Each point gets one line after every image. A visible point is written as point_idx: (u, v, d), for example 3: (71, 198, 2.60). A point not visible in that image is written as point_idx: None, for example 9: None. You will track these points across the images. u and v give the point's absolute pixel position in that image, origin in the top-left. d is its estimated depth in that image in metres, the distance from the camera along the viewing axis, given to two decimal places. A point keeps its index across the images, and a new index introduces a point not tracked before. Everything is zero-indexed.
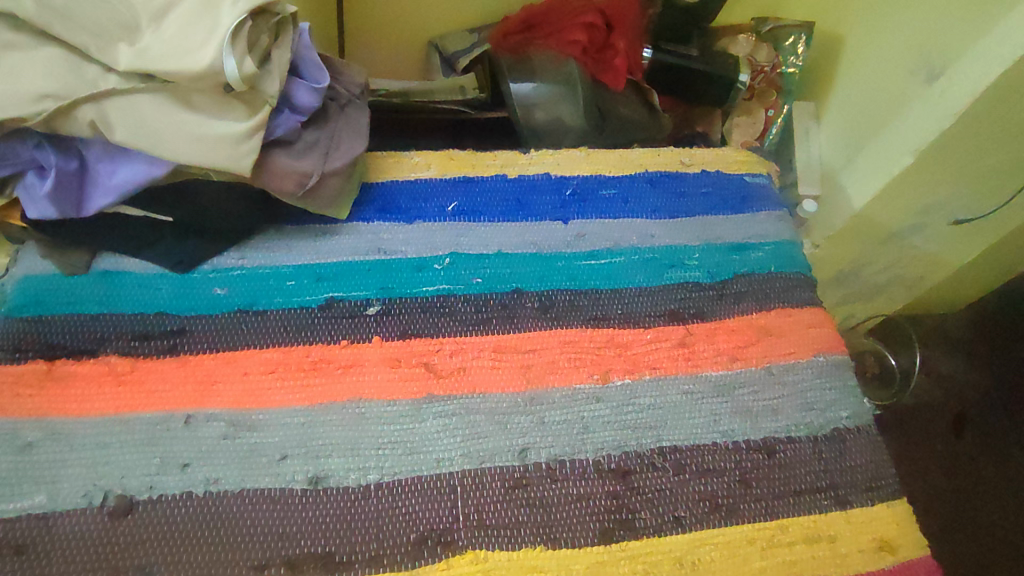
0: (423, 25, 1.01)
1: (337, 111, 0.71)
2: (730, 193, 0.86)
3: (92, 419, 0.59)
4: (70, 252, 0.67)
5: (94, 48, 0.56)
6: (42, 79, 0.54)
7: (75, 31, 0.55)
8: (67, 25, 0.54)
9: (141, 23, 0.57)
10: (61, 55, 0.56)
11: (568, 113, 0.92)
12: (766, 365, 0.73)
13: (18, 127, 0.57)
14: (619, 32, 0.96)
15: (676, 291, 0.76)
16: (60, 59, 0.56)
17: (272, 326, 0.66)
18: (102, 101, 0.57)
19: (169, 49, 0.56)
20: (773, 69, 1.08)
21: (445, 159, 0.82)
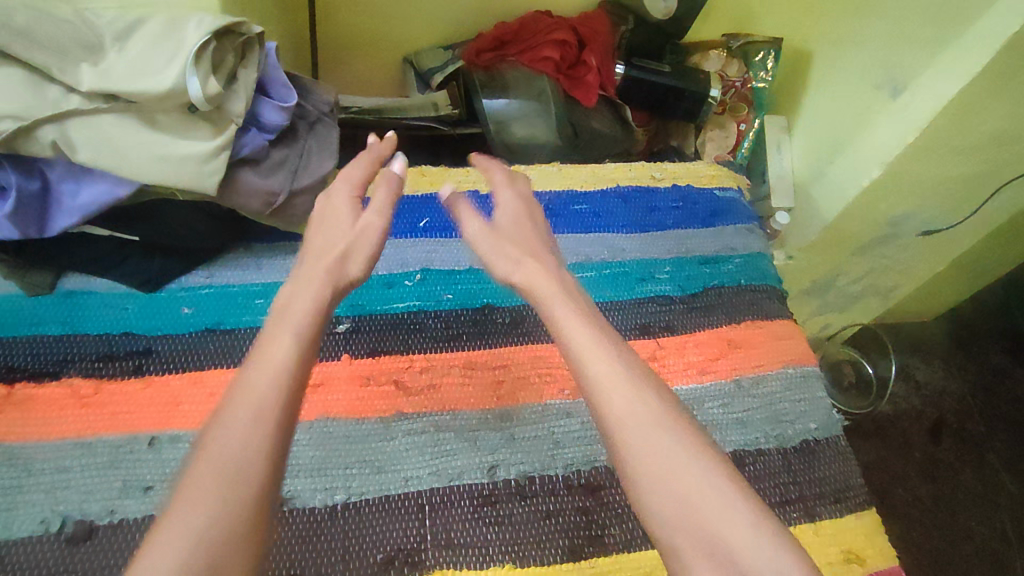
0: (397, 42, 1.01)
1: (306, 129, 0.70)
2: (700, 207, 0.87)
3: (54, 443, 0.58)
4: (32, 272, 0.66)
5: (56, 67, 0.56)
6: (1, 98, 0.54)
7: (36, 51, 0.55)
8: (28, 44, 0.55)
9: (105, 45, 0.58)
10: (20, 74, 0.55)
11: (542, 128, 0.94)
12: (735, 377, 0.74)
13: None
14: (591, 48, 0.96)
15: (646, 305, 0.77)
16: (21, 79, 0.55)
17: (241, 345, 0.66)
18: (63, 122, 0.56)
19: (133, 70, 0.57)
20: (744, 85, 1.10)
21: (418, 175, 0.83)
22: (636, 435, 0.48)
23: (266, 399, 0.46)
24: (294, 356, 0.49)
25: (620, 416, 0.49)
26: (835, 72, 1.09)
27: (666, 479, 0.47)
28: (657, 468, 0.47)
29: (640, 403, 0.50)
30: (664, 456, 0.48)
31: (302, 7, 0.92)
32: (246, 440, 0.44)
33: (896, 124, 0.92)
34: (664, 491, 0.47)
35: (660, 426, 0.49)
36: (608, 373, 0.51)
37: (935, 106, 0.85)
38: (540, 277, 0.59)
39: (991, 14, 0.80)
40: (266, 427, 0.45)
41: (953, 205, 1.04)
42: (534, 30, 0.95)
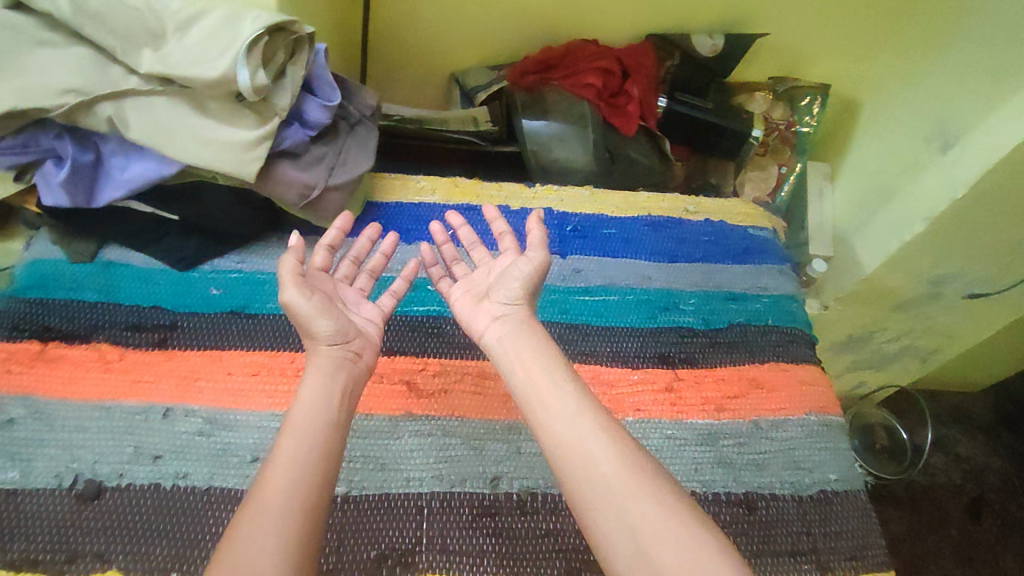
0: (445, 59, 1.04)
1: (346, 130, 0.73)
2: (731, 244, 0.86)
3: (76, 403, 0.60)
4: (79, 240, 0.69)
5: (121, 51, 0.60)
6: (70, 77, 0.59)
7: (105, 35, 0.59)
8: (98, 28, 0.59)
9: (167, 33, 0.61)
10: (90, 56, 0.60)
11: (578, 153, 0.95)
12: (754, 418, 0.71)
13: (41, 117, 0.60)
14: (634, 79, 0.98)
15: (667, 334, 0.76)
16: (90, 60, 0.60)
17: (263, 329, 0.68)
18: (124, 101, 0.61)
19: (189, 57, 0.60)
20: (787, 128, 1.10)
21: (451, 185, 0.84)
22: (593, 461, 0.49)
23: (304, 466, 0.47)
24: (324, 422, 0.51)
25: (575, 443, 0.50)
26: (882, 123, 1.07)
27: (620, 500, 0.47)
28: (615, 490, 0.47)
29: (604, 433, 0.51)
30: (612, 471, 0.48)
31: (358, 18, 0.97)
32: (287, 501, 0.45)
33: (942, 178, 0.90)
34: (613, 517, 0.46)
35: (620, 451, 0.50)
36: (570, 403, 0.53)
37: (985, 162, 0.82)
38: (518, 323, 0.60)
39: None
40: (308, 496, 0.46)
41: (1002, 268, 0.99)
42: (579, 57, 0.96)
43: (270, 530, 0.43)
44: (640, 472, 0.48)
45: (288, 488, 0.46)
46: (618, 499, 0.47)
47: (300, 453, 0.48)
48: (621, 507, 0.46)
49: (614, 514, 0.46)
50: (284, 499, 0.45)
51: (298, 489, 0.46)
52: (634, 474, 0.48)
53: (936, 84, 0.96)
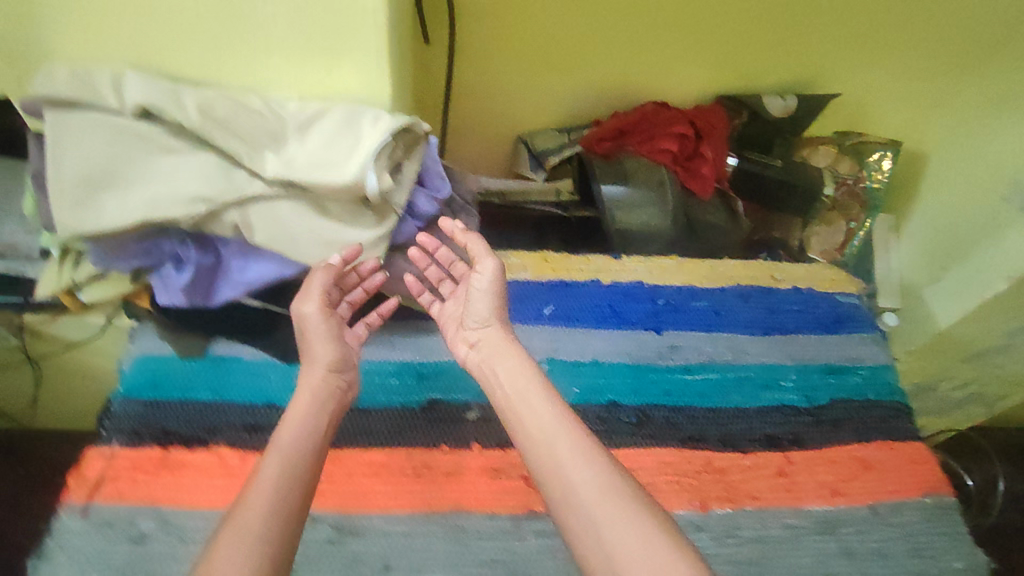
0: (516, 124, 1.04)
1: (449, 216, 0.72)
2: (823, 313, 0.86)
3: (204, 514, 0.60)
4: (187, 337, 0.69)
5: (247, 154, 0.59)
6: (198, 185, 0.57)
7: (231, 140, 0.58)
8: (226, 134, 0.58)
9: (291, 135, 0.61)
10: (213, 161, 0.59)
11: (658, 218, 0.95)
12: (871, 503, 0.70)
13: (166, 226, 0.60)
14: (709, 142, 0.97)
15: (773, 414, 0.75)
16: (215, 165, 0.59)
17: (377, 425, 0.67)
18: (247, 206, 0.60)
19: (315, 162, 0.59)
20: (856, 183, 1.08)
21: (541, 261, 0.84)
22: (570, 481, 0.48)
23: (279, 490, 0.49)
24: (304, 456, 0.53)
25: (556, 462, 0.50)
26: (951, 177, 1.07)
27: (597, 522, 0.46)
28: (595, 511, 0.46)
29: (581, 451, 0.50)
30: (591, 495, 0.47)
31: (434, 89, 0.97)
32: (260, 524, 0.46)
33: None
34: (592, 537, 0.46)
35: (601, 471, 0.49)
36: (551, 420, 0.52)
37: None
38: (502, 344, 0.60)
39: None
40: (281, 524, 0.47)
41: None
42: (655, 122, 0.96)
43: (251, 551, 0.44)
44: (622, 493, 0.47)
45: (276, 507, 0.47)
46: (597, 519, 0.46)
47: (280, 476, 0.50)
48: (600, 528, 0.46)
49: (592, 535, 0.46)
50: (267, 519, 0.47)
51: (276, 512, 0.47)
52: (614, 496, 0.47)
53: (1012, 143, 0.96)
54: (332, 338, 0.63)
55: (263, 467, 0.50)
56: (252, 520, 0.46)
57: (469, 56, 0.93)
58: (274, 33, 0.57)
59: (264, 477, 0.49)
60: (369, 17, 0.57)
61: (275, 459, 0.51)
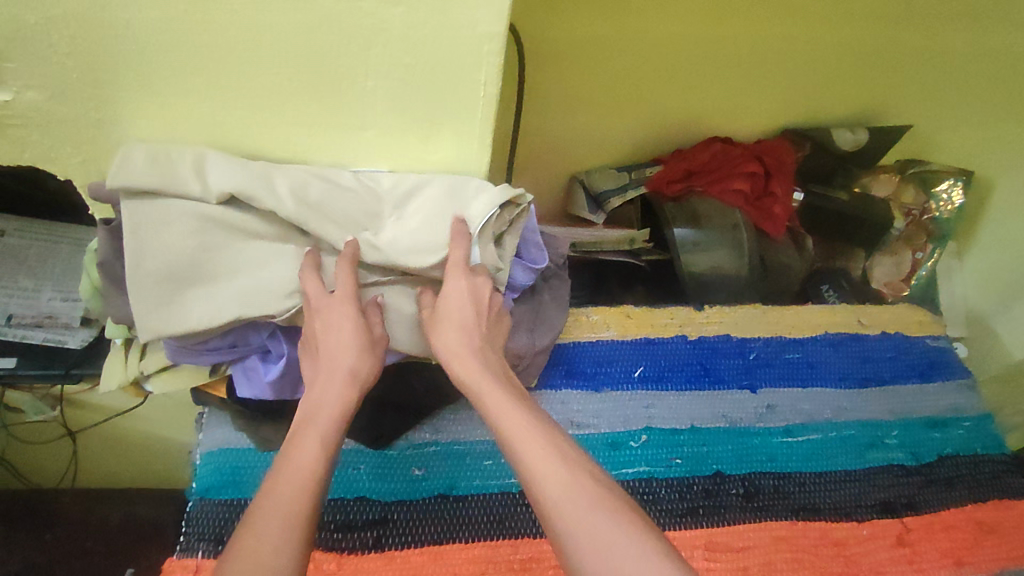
0: (573, 164, 1.00)
1: (541, 283, 0.68)
2: (915, 359, 0.82)
3: None
4: (266, 426, 0.64)
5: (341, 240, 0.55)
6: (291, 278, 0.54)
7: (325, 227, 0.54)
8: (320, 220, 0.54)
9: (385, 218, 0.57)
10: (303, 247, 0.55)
11: (733, 262, 0.91)
12: (998, 571, 0.66)
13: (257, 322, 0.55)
14: (778, 179, 0.94)
15: (883, 477, 0.71)
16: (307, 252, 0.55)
17: (477, 515, 0.62)
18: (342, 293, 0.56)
19: (417, 245, 0.56)
20: (922, 214, 1.06)
21: (623, 317, 0.79)
22: (543, 487, 0.45)
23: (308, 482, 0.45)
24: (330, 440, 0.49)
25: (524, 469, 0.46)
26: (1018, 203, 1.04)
27: (572, 531, 0.43)
28: (566, 521, 0.43)
29: (545, 456, 0.46)
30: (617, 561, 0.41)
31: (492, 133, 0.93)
32: (292, 514, 0.43)
33: None
34: (571, 546, 0.42)
35: (568, 477, 0.45)
36: (515, 428, 0.49)
37: None
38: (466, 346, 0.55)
39: None
40: (309, 518, 0.44)
41: None
42: (724, 160, 0.93)
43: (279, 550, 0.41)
44: (596, 497, 0.44)
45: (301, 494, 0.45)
46: (570, 529, 0.43)
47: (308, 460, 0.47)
48: (574, 538, 0.42)
49: (567, 545, 0.43)
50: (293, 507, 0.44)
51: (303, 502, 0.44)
52: (591, 502, 0.44)
53: None
54: (360, 338, 0.53)
55: (297, 449, 0.47)
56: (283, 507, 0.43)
57: (532, 99, 0.89)
58: (375, 108, 0.54)
59: (294, 462, 0.46)
60: (480, 90, 0.53)
61: (310, 437, 0.48)
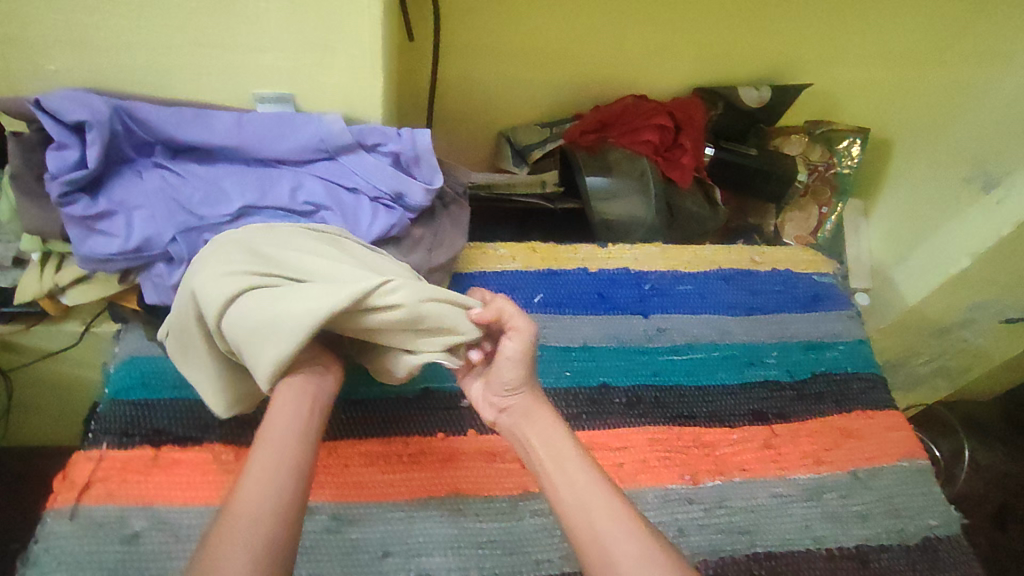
0: (499, 119, 1.05)
1: (441, 209, 0.72)
2: (801, 292, 0.89)
3: (199, 509, 0.60)
4: None
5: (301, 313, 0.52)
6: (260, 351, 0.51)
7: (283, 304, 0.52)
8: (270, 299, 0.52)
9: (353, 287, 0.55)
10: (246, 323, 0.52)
11: (641, 207, 0.97)
12: (851, 469, 0.73)
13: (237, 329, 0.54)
14: (686, 133, 1.00)
15: (758, 390, 0.78)
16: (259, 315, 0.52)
17: (372, 415, 0.68)
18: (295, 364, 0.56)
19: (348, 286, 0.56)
20: (827, 170, 1.12)
21: (530, 252, 0.84)
22: (607, 539, 0.50)
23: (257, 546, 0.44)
24: (283, 502, 0.47)
25: (591, 521, 0.52)
26: (916, 163, 1.12)
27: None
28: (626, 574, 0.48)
29: (615, 511, 0.52)
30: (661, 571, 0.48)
31: (418, 86, 0.97)
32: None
33: (989, 218, 0.95)
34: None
35: (626, 535, 0.51)
36: (584, 488, 0.54)
37: None
38: (524, 398, 0.61)
39: None
40: (279, 521, 0.46)
41: None
42: (635, 113, 0.98)
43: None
44: (656, 557, 0.49)
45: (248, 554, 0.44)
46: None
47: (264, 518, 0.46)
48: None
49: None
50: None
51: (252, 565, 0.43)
52: (652, 560, 0.49)
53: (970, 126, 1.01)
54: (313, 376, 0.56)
55: (255, 469, 0.48)
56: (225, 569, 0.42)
57: (453, 53, 0.93)
58: (269, 29, 0.59)
59: (253, 476, 0.48)
60: (364, 14, 0.58)
61: (265, 452, 0.50)
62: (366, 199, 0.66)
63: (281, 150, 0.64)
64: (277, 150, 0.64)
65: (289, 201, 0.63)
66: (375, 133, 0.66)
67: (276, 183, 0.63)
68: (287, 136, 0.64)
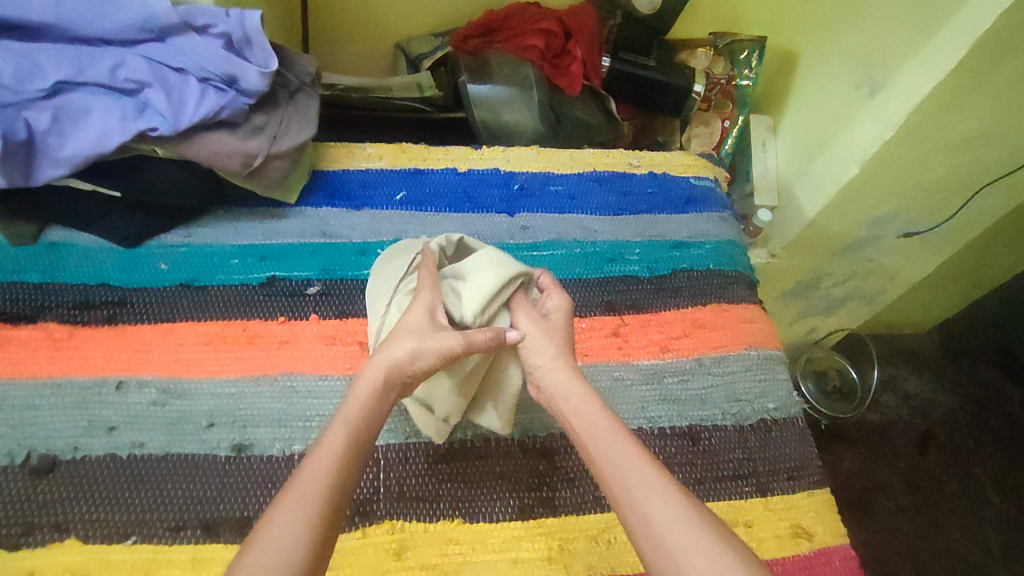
0: (391, 29, 1.03)
1: (286, 98, 0.73)
2: (675, 194, 0.89)
3: (23, 382, 0.61)
4: (16, 223, 0.68)
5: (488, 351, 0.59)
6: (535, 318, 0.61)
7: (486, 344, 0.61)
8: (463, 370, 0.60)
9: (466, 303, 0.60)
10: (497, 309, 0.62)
11: (524, 114, 0.97)
12: (697, 356, 0.75)
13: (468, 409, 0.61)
14: (575, 40, 0.99)
15: (614, 284, 0.79)
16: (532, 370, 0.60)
17: (213, 300, 0.68)
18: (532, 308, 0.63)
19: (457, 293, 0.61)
20: (728, 82, 1.12)
21: (398, 151, 0.84)
22: (646, 501, 0.49)
23: (335, 492, 0.46)
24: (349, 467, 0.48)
25: (630, 492, 0.49)
26: (819, 74, 1.10)
27: (664, 540, 0.47)
28: (666, 534, 0.47)
29: (652, 482, 0.50)
30: (662, 519, 0.48)
31: None
32: (304, 540, 0.42)
33: (873, 122, 0.92)
34: (668, 565, 0.46)
35: (658, 490, 0.49)
36: (620, 453, 0.52)
37: (910, 103, 0.86)
38: (560, 370, 0.58)
39: (964, 12, 0.80)
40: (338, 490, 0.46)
41: (933, 206, 1.03)
42: (521, 19, 0.98)
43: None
44: (684, 513, 0.48)
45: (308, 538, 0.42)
46: (668, 542, 0.46)
47: (316, 488, 0.45)
48: (671, 554, 0.46)
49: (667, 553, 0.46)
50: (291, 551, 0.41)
51: (311, 530, 0.43)
52: (686, 521, 0.47)
53: (864, 29, 0.99)
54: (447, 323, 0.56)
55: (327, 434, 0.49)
56: (276, 552, 0.41)
57: None
58: None
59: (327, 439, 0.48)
60: None
61: (340, 424, 0.50)
62: (193, 78, 0.65)
63: (102, 29, 0.63)
64: (99, 28, 0.63)
65: (108, 78, 0.63)
66: (204, 13, 0.65)
67: (97, 59, 0.63)
68: (108, 13, 0.63)
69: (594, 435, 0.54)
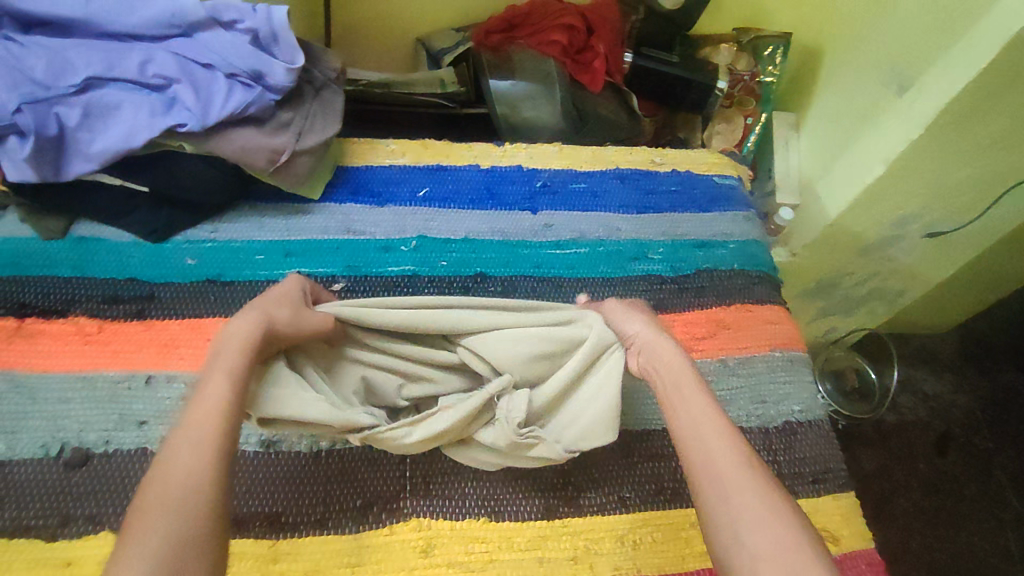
0: (412, 25, 1.02)
1: (312, 94, 0.73)
2: (698, 193, 0.88)
3: (57, 375, 0.62)
4: (46, 218, 0.69)
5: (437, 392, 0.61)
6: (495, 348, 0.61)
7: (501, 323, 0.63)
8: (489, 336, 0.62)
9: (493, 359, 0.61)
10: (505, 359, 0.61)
11: (547, 112, 0.97)
12: (721, 357, 0.74)
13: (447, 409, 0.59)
14: (598, 35, 0.98)
15: (638, 283, 0.78)
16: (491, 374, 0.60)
17: (240, 296, 0.69)
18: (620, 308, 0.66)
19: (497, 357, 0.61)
20: (751, 79, 1.10)
21: (421, 148, 0.84)
22: (715, 446, 0.49)
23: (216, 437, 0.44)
24: (234, 410, 0.47)
25: (695, 434, 0.51)
26: (845, 70, 1.08)
27: (723, 481, 0.47)
28: (725, 473, 0.47)
29: (720, 429, 0.50)
30: (724, 461, 0.48)
31: None
32: (192, 486, 0.42)
33: (901, 121, 0.91)
34: (720, 502, 0.46)
35: (726, 438, 0.50)
36: (693, 403, 0.53)
37: (941, 102, 0.84)
38: (655, 338, 0.60)
39: (998, 8, 0.78)
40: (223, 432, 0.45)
41: (960, 207, 1.01)
42: (544, 14, 0.98)
43: (168, 530, 0.39)
44: (746, 462, 0.48)
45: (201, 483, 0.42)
46: (724, 482, 0.47)
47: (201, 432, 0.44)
48: (725, 493, 0.46)
49: (721, 489, 0.46)
50: (186, 498, 0.41)
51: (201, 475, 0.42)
52: (746, 470, 0.48)
53: (893, 25, 0.97)
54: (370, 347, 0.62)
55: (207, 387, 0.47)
56: (168, 499, 0.40)
57: None
58: None
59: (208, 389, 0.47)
60: None
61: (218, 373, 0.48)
62: (221, 74, 0.65)
63: (132, 25, 0.63)
64: (129, 24, 0.63)
65: (138, 74, 0.63)
66: (230, 8, 0.65)
67: (127, 55, 0.63)
68: (137, 8, 0.63)
69: (670, 387, 0.55)
